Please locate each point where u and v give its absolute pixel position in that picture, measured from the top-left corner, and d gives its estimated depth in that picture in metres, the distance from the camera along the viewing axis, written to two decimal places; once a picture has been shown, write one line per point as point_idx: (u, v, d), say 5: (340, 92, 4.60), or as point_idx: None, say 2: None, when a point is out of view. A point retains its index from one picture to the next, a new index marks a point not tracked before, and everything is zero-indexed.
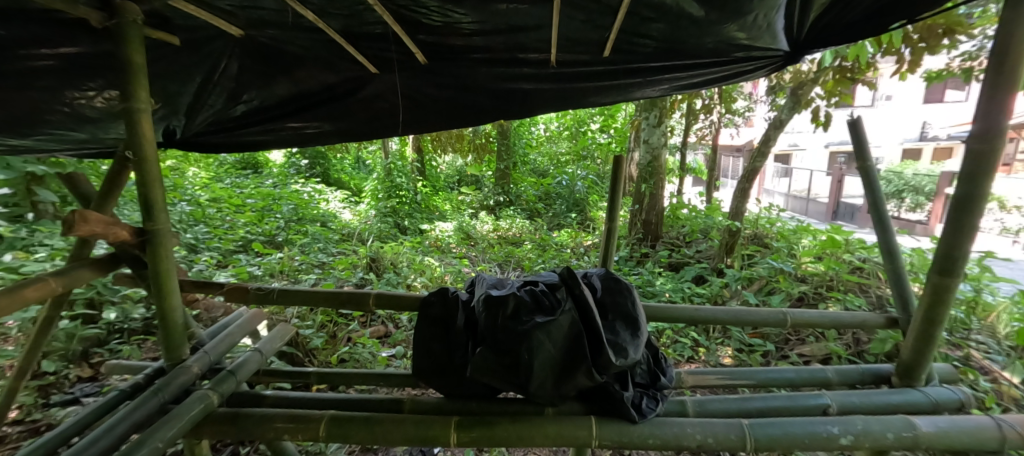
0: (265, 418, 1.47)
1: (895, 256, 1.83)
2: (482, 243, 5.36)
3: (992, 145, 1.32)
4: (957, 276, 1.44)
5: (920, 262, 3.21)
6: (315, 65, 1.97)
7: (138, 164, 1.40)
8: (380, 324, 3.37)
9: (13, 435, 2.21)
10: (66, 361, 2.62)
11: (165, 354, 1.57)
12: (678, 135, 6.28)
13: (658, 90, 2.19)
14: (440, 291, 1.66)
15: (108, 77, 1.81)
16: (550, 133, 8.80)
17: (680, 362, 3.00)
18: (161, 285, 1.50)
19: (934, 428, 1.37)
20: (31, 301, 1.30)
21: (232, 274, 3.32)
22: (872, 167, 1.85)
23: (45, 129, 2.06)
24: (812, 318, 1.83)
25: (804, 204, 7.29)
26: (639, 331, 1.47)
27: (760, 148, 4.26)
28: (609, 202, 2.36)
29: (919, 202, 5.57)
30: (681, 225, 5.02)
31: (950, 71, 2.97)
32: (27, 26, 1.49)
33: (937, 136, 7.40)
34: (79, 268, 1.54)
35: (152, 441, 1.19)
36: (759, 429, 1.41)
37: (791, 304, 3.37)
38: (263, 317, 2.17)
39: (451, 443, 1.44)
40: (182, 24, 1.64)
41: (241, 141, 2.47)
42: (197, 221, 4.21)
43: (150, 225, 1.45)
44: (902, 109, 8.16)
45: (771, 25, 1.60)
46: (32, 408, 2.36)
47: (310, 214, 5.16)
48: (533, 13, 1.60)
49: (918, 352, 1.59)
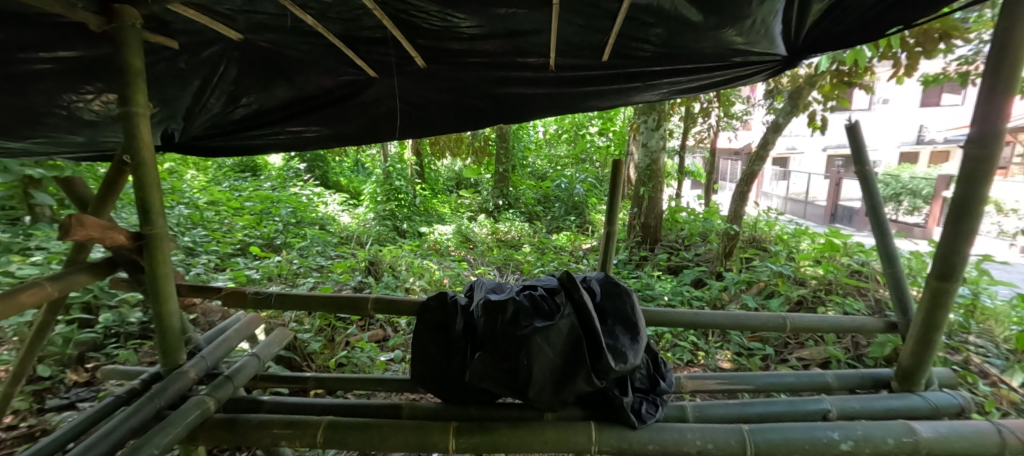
0: (263, 424, 1.45)
1: (895, 261, 1.82)
2: (481, 246, 5.34)
3: (990, 150, 1.32)
4: (956, 280, 1.43)
5: (918, 266, 3.21)
6: (313, 70, 1.98)
7: (137, 168, 1.39)
8: (378, 328, 3.37)
9: (8, 441, 2.20)
10: (62, 365, 2.60)
11: (161, 359, 1.55)
12: (677, 138, 6.30)
13: (657, 95, 2.19)
14: (439, 296, 1.65)
15: (106, 80, 1.80)
16: (548, 136, 8.83)
17: (679, 366, 3.00)
18: (158, 289, 1.49)
19: (934, 434, 1.37)
20: (27, 306, 1.29)
21: (230, 278, 3.31)
22: (870, 172, 1.85)
23: (42, 132, 2.05)
24: (812, 323, 1.83)
25: (803, 206, 7.32)
26: (638, 336, 1.47)
27: (759, 151, 4.25)
28: (608, 205, 2.36)
29: (916, 205, 5.59)
30: (680, 229, 5.02)
31: (946, 76, 2.97)
32: (25, 30, 1.48)
33: (934, 139, 7.45)
34: (76, 273, 1.53)
35: (148, 447, 1.17)
36: (760, 435, 1.40)
37: (790, 308, 3.38)
38: (261, 321, 2.16)
39: (450, 449, 1.43)
40: (181, 27, 1.64)
41: (240, 144, 2.46)
42: (194, 224, 4.17)
43: (146, 229, 1.44)
44: (898, 112, 8.22)
45: (770, 29, 1.60)
46: (27, 414, 2.36)
47: (308, 217, 5.15)
48: (532, 17, 1.60)
49: (917, 357, 1.59)
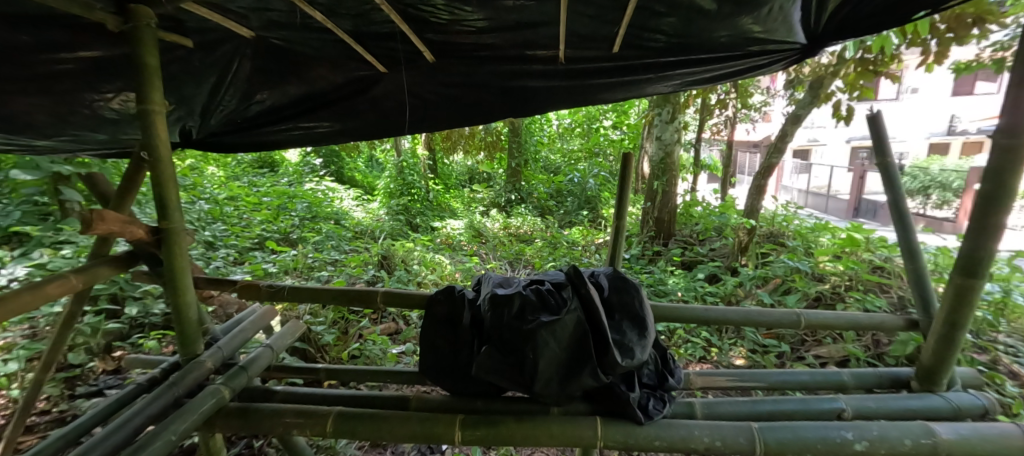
0: (276, 413, 1.49)
1: (916, 255, 1.75)
2: (492, 241, 5.38)
3: (1019, 140, 1.25)
4: (982, 277, 1.37)
5: (944, 262, 3.09)
6: (324, 67, 2.00)
7: (154, 164, 1.43)
8: (390, 321, 3.45)
9: (42, 425, 2.37)
10: (90, 354, 2.70)
11: (180, 349, 1.61)
12: (693, 131, 6.19)
13: (670, 86, 2.14)
14: (446, 289, 1.66)
15: (125, 79, 1.86)
16: (562, 129, 8.80)
17: (690, 362, 2.98)
18: (175, 282, 1.54)
19: (955, 436, 1.32)
20: (52, 297, 1.34)
21: (248, 271, 3.38)
22: (892, 164, 1.77)
23: (68, 130, 2.13)
24: (828, 320, 1.77)
25: (824, 201, 7.12)
26: (646, 332, 1.45)
27: (778, 143, 4.12)
28: (618, 199, 2.32)
29: (946, 198, 5.41)
30: (695, 223, 4.93)
31: (980, 62, 2.82)
32: (45, 31, 1.54)
33: (966, 130, 7.14)
34: (98, 266, 1.58)
35: (165, 433, 1.22)
36: (769, 433, 1.37)
37: (808, 304, 3.29)
38: (275, 313, 2.20)
39: (456, 441, 1.44)
40: (195, 26, 1.68)
41: (256, 141, 2.50)
42: (214, 218, 4.28)
43: (164, 223, 1.48)
44: (928, 102, 7.92)
45: (788, 16, 1.55)
46: (59, 399, 2.51)
47: (324, 212, 5.26)
48: (541, 9, 1.58)
49: (939, 356, 1.53)
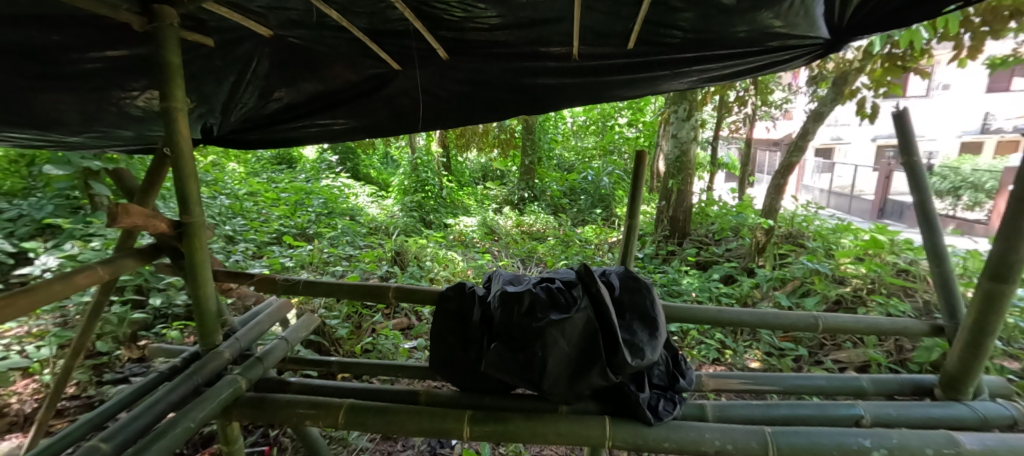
0: (290, 404, 1.52)
1: (942, 258, 1.69)
2: (505, 238, 5.39)
3: None
4: (1014, 282, 1.32)
5: (974, 266, 2.97)
6: (340, 65, 2.03)
7: (176, 159, 1.48)
8: (403, 317, 3.49)
9: (72, 408, 2.49)
10: (116, 342, 2.81)
11: (200, 340, 1.66)
12: (710, 129, 6.07)
13: (687, 83, 2.10)
14: (457, 286, 1.67)
15: (150, 77, 1.92)
16: (576, 127, 8.74)
17: (703, 364, 2.93)
18: (196, 275, 1.58)
19: (981, 446, 1.27)
20: (82, 288, 1.39)
21: (266, 265, 3.46)
22: (918, 163, 1.71)
23: (97, 127, 2.21)
24: (848, 323, 1.72)
25: (847, 201, 6.91)
26: (657, 332, 1.44)
27: (798, 141, 4.01)
28: (631, 198, 2.29)
29: (978, 200, 5.19)
30: (710, 223, 4.85)
31: (1017, 57, 2.69)
32: (75, 31, 1.59)
33: (1002, 128, 6.83)
34: (124, 258, 1.64)
35: (184, 420, 1.26)
36: (783, 438, 1.34)
37: (828, 307, 3.21)
38: (291, 307, 2.25)
39: (464, 436, 1.46)
40: (216, 25, 1.72)
41: (273, 137, 2.55)
42: (234, 213, 4.38)
43: (186, 217, 1.53)
44: (961, 99, 7.61)
45: (811, 11, 1.51)
46: (87, 385, 2.63)
47: (339, 208, 5.34)
48: (555, 5, 1.57)
49: (965, 364, 1.47)
